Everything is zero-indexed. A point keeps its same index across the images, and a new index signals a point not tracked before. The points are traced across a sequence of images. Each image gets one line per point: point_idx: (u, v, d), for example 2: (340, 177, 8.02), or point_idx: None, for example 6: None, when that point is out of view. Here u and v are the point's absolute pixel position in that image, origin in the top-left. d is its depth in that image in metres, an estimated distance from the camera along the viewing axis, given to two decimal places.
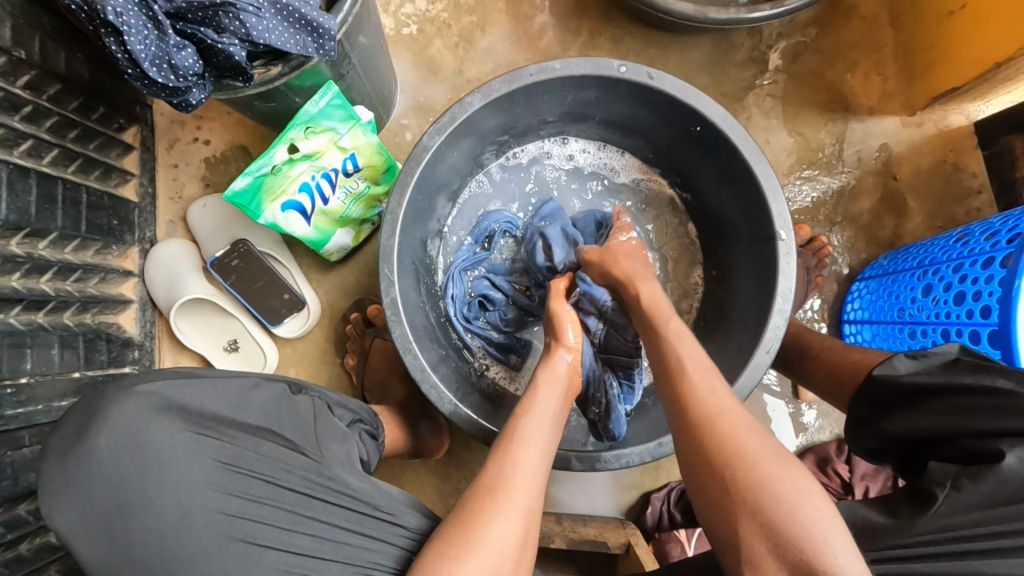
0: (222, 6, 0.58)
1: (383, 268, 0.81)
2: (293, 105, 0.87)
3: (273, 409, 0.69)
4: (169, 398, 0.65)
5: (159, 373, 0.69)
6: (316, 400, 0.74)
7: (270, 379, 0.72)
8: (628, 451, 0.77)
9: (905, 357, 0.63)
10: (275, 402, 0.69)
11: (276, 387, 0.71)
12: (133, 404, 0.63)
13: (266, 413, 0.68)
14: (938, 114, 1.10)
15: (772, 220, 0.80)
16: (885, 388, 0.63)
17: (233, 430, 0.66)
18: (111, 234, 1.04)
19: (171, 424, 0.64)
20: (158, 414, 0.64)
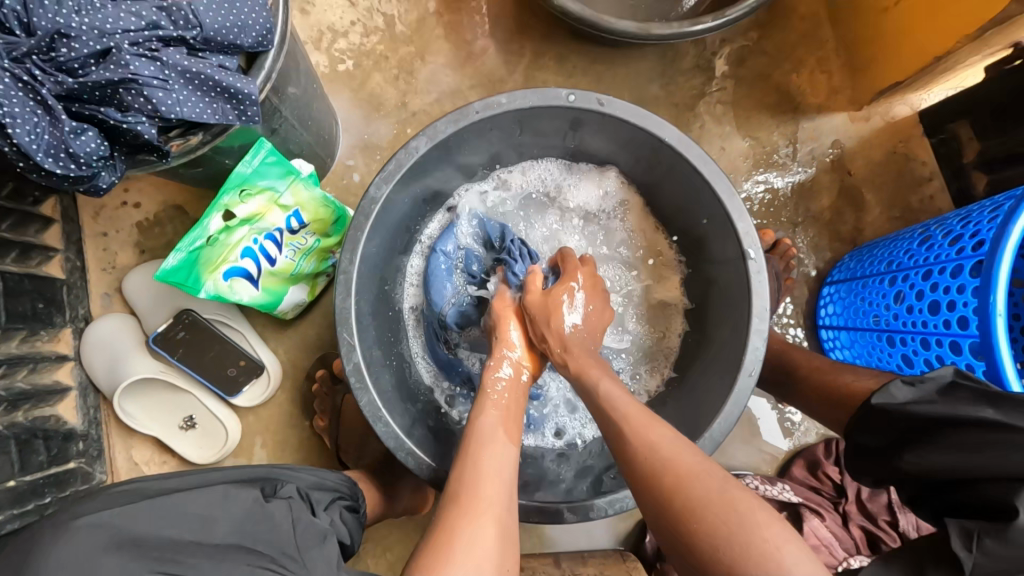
0: (122, 82, 0.52)
1: (341, 333, 0.76)
2: (223, 167, 0.80)
3: (245, 520, 0.56)
4: (119, 533, 0.51)
5: (100, 500, 0.56)
6: (292, 503, 0.63)
7: (240, 486, 0.61)
8: (621, 495, 0.74)
9: (902, 385, 0.67)
10: (248, 511, 0.57)
11: (249, 493, 0.60)
12: (69, 546, 0.48)
13: (235, 527, 0.55)
14: (883, 107, 1.11)
15: (739, 238, 0.78)
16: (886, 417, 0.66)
17: (195, 555, 0.51)
18: (37, 320, 0.95)
19: (120, 563, 0.48)
20: (105, 553, 0.49)
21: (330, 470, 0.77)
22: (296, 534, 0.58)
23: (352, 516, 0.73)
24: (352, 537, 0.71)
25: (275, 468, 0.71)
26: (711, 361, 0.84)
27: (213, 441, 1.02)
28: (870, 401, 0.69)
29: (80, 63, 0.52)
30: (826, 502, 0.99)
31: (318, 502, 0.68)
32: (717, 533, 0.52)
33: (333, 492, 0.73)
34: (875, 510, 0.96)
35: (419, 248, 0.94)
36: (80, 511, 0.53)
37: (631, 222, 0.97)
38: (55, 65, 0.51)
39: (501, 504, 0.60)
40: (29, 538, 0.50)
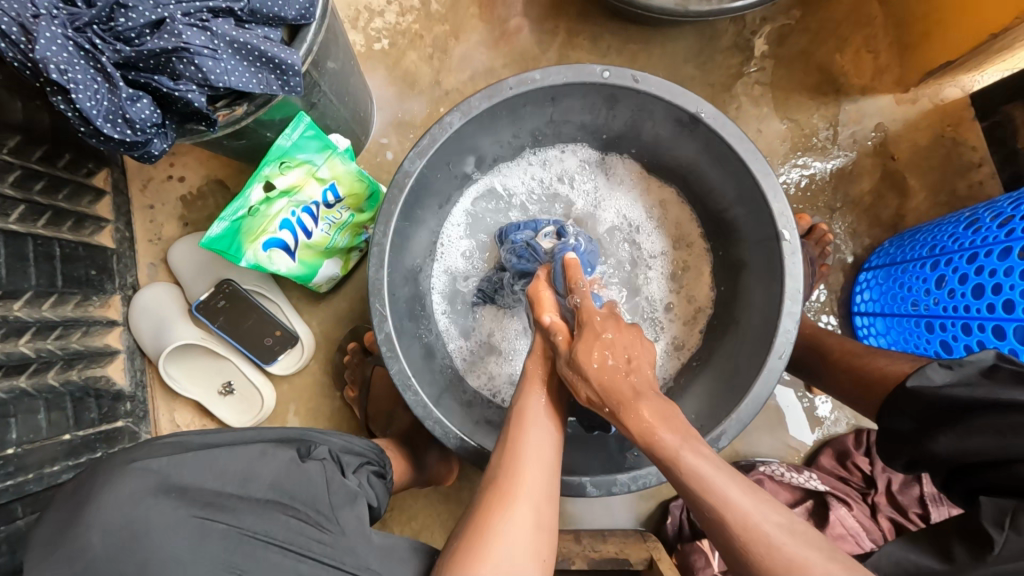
0: (175, 51, 0.54)
1: (374, 303, 0.78)
2: (264, 140, 0.83)
3: (284, 476, 0.61)
4: (168, 479, 0.57)
5: (148, 449, 0.61)
6: (327, 463, 0.66)
7: (280, 445, 0.65)
8: (645, 472, 0.75)
9: (938, 367, 0.66)
10: (285, 469, 0.62)
11: (286, 453, 0.64)
12: (121, 487, 0.55)
13: (276, 483, 0.61)
14: (933, 88, 1.07)
15: (774, 219, 0.76)
16: (921, 400, 0.66)
17: (238, 504, 0.58)
18: (90, 285, 1.00)
19: (168, 507, 0.55)
20: (154, 496, 0.55)
21: (359, 437, 0.80)
22: (329, 493, 0.63)
23: (380, 481, 0.76)
24: (380, 501, 0.73)
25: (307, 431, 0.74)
26: (740, 342, 0.84)
27: (250, 407, 1.06)
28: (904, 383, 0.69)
29: (137, 32, 0.55)
30: (855, 493, 0.97)
31: (348, 465, 0.71)
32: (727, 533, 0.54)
33: (362, 458, 0.75)
34: (905, 502, 0.94)
35: (456, 225, 0.96)
36: (135, 455, 0.59)
37: (665, 209, 0.96)
38: (114, 34, 0.55)
39: (543, 487, 0.61)
40: (88, 477, 0.58)
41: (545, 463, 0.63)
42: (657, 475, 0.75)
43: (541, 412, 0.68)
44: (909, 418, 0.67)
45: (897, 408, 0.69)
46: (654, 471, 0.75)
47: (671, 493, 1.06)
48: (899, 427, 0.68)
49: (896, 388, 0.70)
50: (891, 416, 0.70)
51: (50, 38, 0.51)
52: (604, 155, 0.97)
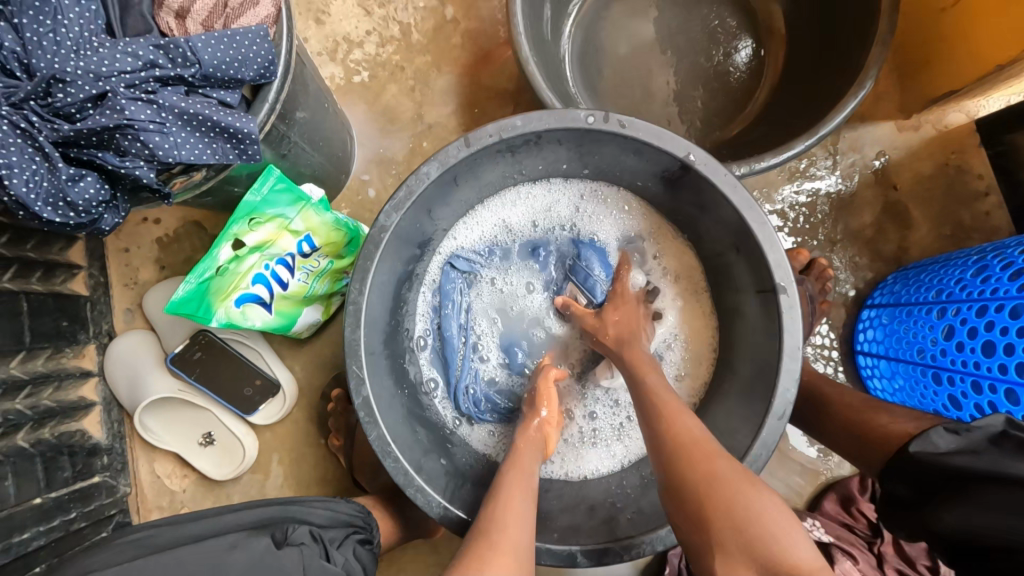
0: (118, 128, 0.50)
1: (351, 365, 0.74)
2: (233, 193, 0.79)
3: (257, 562, 0.61)
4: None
5: (115, 551, 0.65)
6: (305, 548, 0.65)
7: (252, 535, 0.65)
8: (639, 541, 0.71)
9: (943, 431, 0.64)
10: (255, 560, 0.61)
11: (257, 543, 0.63)
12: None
13: (249, 570, 0.60)
14: (936, 114, 1.02)
15: (771, 271, 0.72)
16: (925, 466, 0.63)
17: None
18: (61, 337, 0.97)
19: None
20: None
21: (344, 499, 0.79)
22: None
23: (365, 549, 0.74)
24: (367, 570, 0.72)
25: (289, 505, 0.74)
26: (737, 397, 0.79)
27: (231, 458, 1.02)
28: (905, 447, 0.67)
29: (77, 108, 0.51)
30: (861, 543, 0.93)
31: (331, 541, 0.69)
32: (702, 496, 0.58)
33: (347, 526, 0.74)
34: (914, 553, 0.91)
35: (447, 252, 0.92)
36: (93, 565, 0.63)
37: (662, 261, 0.92)
38: (52, 111, 0.50)
39: (517, 549, 0.60)
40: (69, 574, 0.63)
41: (520, 508, 0.64)
42: (651, 544, 0.71)
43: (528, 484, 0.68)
44: (910, 485, 0.65)
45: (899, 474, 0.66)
46: (649, 539, 0.71)
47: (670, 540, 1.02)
48: (897, 493, 0.66)
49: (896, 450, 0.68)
50: (891, 480, 0.67)
51: None
52: (604, 196, 0.91)
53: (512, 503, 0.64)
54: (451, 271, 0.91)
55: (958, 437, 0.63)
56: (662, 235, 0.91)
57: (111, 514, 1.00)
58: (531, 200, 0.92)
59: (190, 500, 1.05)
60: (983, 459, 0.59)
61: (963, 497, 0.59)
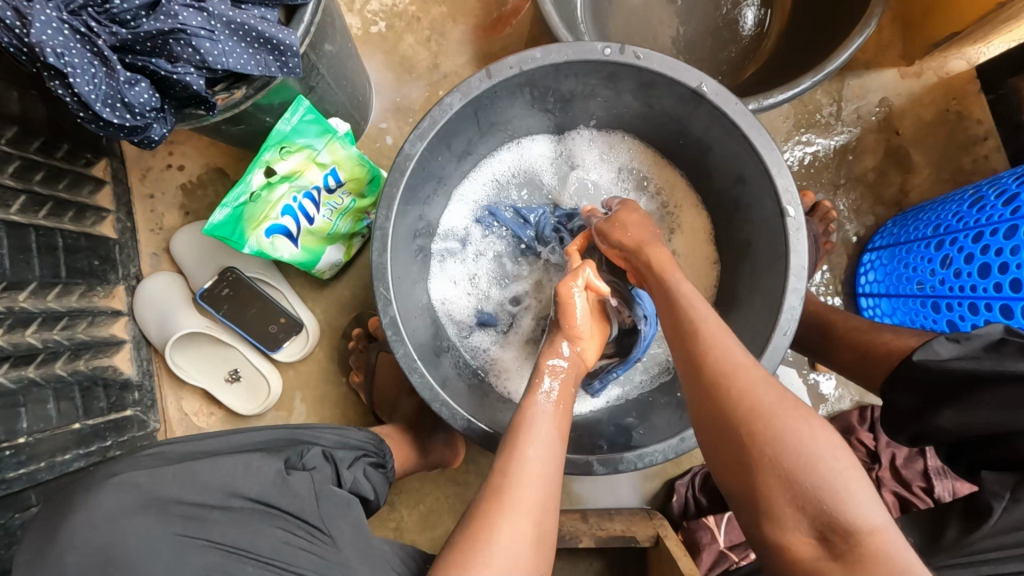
0: (172, 33, 0.54)
1: (378, 287, 0.78)
2: (263, 125, 0.83)
3: (269, 488, 0.63)
4: (150, 493, 0.59)
5: (137, 460, 0.65)
6: (313, 473, 0.67)
7: (266, 456, 0.66)
8: (651, 450, 0.75)
9: (945, 341, 0.67)
10: (271, 481, 0.63)
11: (272, 464, 0.65)
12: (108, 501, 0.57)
13: (262, 491, 0.62)
14: (938, 62, 1.05)
15: (778, 196, 0.76)
16: (931, 375, 0.66)
17: (219, 517, 0.60)
18: (94, 276, 1.00)
19: (154, 522, 0.57)
20: (138, 511, 0.58)
21: (354, 428, 0.84)
22: (317, 500, 0.64)
23: (376, 470, 0.80)
24: (378, 489, 0.77)
25: (297, 431, 0.78)
26: (746, 321, 0.83)
27: (256, 394, 1.07)
28: (911, 357, 0.69)
29: (132, 14, 0.55)
30: (859, 469, 0.98)
31: (340, 462, 0.75)
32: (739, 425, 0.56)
33: (357, 451, 0.79)
34: (910, 477, 0.95)
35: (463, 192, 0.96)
36: (116, 469, 0.62)
37: (669, 208, 0.97)
38: (110, 18, 0.54)
39: (540, 501, 0.58)
40: (71, 492, 0.60)
41: (545, 442, 0.63)
42: (663, 452, 0.75)
43: (551, 423, 0.65)
44: (914, 394, 0.68)
45: (904, 384, 0.69)
46: (660, 448, 0.75)
47: (675, 472, 1.07)
48: (901, 401, 0.69)
49: (900, 362, 0.71)
50: (897, 389, 0.70)
51: (44, 21, 0.50)
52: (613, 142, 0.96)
53: (524, 451, 0.61)
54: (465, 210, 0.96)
55: (959, 345, 0.66)
56: (668, 179, 0.96)
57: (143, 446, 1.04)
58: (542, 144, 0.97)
59: None
60: (985, 362, 0.61)
61: (965, 399, 0.62)
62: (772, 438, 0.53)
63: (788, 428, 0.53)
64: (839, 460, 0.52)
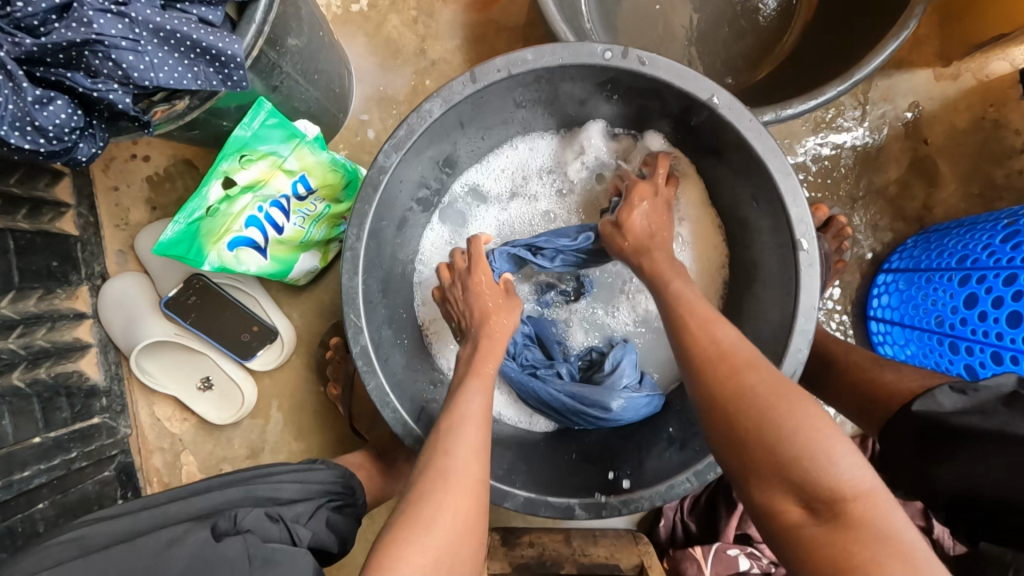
0: (87, 44, 0.48)
1: (348, 313, 0.71)
2: (222, 128, 0.75)
3: (194, 560, 0.53)
4: None
5: (39, 557, 0.58)
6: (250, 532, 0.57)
7: (194, 527, 0.58)
8: (637, 496, 0.70)
9: (949, 391, 0.60)
10: (194, 553, 0.54)
11: (200, 534, 0.56)
12: None
13: (186, 567, 0.53)
14: (977, 63, 0.95)
15: (791, 225, 0.68)
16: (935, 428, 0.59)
17: None
18: (53, 277, 0.94)
19: None
20: None
21: (320, 465, 0.77)
22: (252, 559, 0.54)
23: (342, 515, 0.74)
24: (342, 536, 0.72)
25: (252, 485, 0.71)
26: None
27: (229, 403, 1.02)
28: (910, 404, 0.64)
29: (39, 19, 0.48)
30: None
31: (298, 516, 0.67)
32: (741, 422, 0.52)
33: (320, 496, 0.73)
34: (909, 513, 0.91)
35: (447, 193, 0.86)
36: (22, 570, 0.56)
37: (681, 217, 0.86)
38: (13, 23, 0.48)
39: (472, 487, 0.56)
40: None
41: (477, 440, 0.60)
42: (650, 498, 0.71)
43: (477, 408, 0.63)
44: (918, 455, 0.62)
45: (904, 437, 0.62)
46: (648, 494, 0.70)
47: None
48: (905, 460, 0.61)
49: (900, 411, 0.64)
50: None
51: None
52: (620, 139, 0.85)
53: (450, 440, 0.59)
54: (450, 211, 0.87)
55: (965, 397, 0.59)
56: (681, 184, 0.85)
57: (113, 454, 1.00)
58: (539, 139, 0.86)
59: (191, 442, 1.05)
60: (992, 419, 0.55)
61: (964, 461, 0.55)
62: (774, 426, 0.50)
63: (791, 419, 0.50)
64: (846, 453, 0.48)
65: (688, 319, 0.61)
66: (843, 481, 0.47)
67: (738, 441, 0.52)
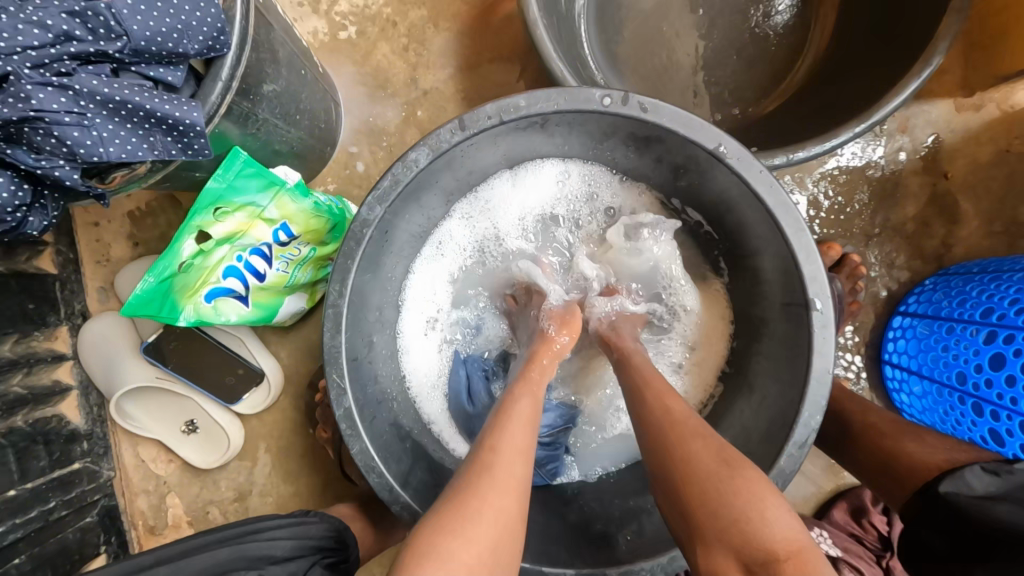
0: (26, 120, 0.44)
1: (330, 373, 0.67)
2: (198, 175, 0.71)
3: None
4: None
5: None
6: None
7: None
8: (637, 568, 0.65)
9: (981, 472, 0.58)
10: None
11: None
12: None
13: None
14: (1002, 93, 0.89)
15: (805, 285, 0.64)
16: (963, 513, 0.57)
17: None
18: (29, 320, 0.91)
19: None
20: None
21: (315, 516, 0.73)
22: None
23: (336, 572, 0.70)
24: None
25: (247, 542, 0.67)
26: (756, 414, 0.73)
27: (215, 446, 0.98)
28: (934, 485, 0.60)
29: None
30: (869, 555, 0.90)
31: None
32: (691, 487, 0.52)
33: (316, 552, 0.69)
34: None
35: (434, 242, 0.82)
36: None
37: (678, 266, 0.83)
38: None
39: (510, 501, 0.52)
40: None
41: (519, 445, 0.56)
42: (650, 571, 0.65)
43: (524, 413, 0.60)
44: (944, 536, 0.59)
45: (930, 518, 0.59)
46: (648, 566, 0.65)
47: None
48: (930, 544, 0.60)
49: (923, 487, 0.62)
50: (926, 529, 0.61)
51: None
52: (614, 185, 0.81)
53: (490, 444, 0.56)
54: (439, 260, 0.83)
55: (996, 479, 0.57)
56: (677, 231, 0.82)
57: (95, 500, 0.97)
58: (532, 184, 0.81)
59: (176, 485, 1.02)
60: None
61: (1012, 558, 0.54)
62: (715, 492, 0.51)
63: (733, 492, 0.50)
64: (790, 526, 0.49)
65: (646, 391, 0.62)
66: (776, 541, 0.48)
67: (694, 512, 0.51)
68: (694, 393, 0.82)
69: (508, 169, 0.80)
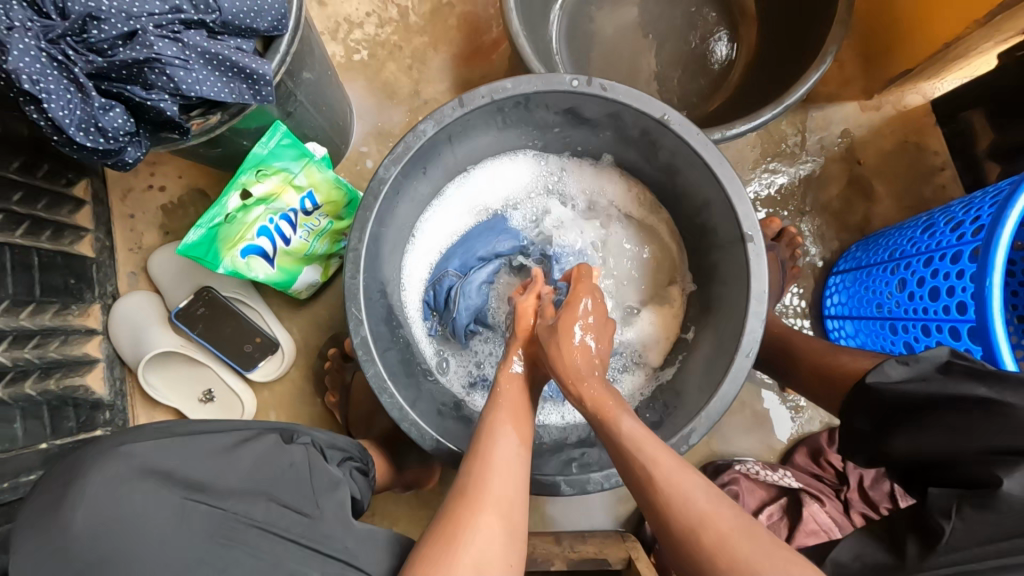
0: (147, 62, 0.61)
1: (349, 306, 0.79)
2: (241, 148, 0.86)
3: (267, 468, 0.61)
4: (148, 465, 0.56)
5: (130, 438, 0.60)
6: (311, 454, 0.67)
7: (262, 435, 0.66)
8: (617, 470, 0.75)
9: (895, 363, 0.68)
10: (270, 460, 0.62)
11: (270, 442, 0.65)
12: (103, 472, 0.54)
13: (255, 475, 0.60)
14: (895, 96, 1.11)
15: (740, 222, 0.79)
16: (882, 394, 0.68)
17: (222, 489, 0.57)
18: (69, 294, 1.01)
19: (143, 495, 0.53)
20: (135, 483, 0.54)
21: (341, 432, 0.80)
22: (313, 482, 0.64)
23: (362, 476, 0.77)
24: (359, 498, 0.73)
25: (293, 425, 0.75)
26: (712, 342, 0.85)
27: (230, 414, 1.06)
28: (865, 380, 0.71)
29: (109, 44, 0.61)
30: (827, 489, 1.00)
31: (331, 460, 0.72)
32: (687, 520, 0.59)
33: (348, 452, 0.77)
34: (878, 498, 0.96)
35: (433, 213, 0.96)
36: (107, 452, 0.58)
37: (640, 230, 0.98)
38: (87, 46, 0.61)
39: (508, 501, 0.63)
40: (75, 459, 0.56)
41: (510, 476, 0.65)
42: None
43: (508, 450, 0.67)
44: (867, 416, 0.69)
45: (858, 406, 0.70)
46: None
47: None
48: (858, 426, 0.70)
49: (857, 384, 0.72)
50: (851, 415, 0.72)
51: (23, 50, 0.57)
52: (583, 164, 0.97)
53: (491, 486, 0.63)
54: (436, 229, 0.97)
55: (907, 368, 0.67)
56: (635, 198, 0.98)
57: None
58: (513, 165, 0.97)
59: None
60: (933, 384, 0.63)
61: (915, 423, 0.64)
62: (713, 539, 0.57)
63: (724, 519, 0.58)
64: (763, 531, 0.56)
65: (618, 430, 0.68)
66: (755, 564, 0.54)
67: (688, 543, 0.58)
68: (662, 335, 0.95)
69: (491, 156, 0.96)
